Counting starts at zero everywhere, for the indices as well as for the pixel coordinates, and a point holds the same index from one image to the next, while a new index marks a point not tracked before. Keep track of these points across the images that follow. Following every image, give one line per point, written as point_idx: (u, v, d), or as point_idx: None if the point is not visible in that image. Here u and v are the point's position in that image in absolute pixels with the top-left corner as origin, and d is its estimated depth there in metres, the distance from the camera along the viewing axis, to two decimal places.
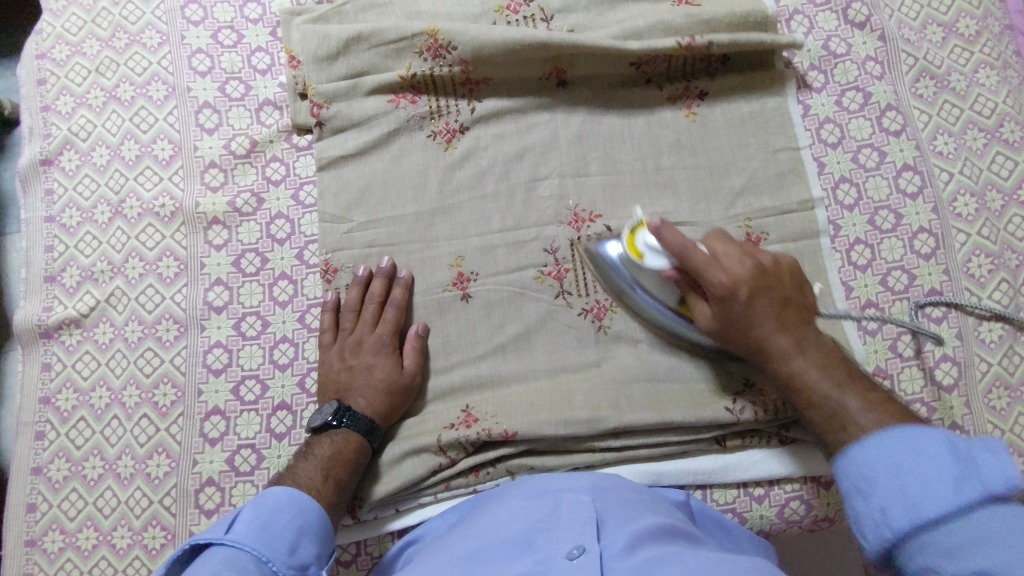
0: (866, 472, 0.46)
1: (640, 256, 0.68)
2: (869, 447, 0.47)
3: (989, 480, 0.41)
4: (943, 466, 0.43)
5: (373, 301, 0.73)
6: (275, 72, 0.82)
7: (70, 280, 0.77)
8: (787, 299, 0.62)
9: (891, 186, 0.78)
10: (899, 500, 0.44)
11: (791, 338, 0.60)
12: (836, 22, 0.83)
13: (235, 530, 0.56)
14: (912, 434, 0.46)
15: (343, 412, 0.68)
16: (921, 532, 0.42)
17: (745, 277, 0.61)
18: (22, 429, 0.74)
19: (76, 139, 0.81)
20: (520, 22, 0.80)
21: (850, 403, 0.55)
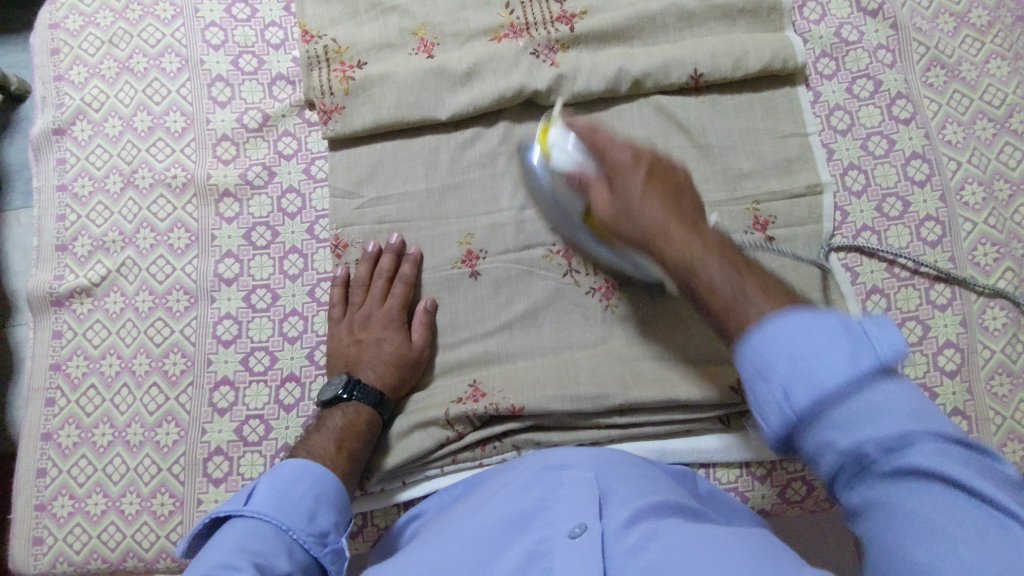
0: (772, 357, 0.40)
1: (549, 151, 0.68)
2: (770, 328, 0.41)
3: (882, 350, 0.38)
4: (837, 341, 0.38)
5: (383, 276, 0.74)
6: (288, 46, 0.83)
7: (82, 249, 0.78)
8: (679, 192, 0.59)
9: (899, 174, 0.78)
10: (801, 373, 0.39)
11: (686, 224, 0.55)
12: (849, 9, 0.83)
13: (253, 501, 0.57)
14: (814, 318, 0.40)
15: (353, 385, 0.68)
16: (824, 417, 0.38)
17: (633, 159, 0.60)
18: (32, 395, 0.75)
19: (89, 110, 0.81)
20: (535, 2, 0.81)
21: (745, 287, 0.48)
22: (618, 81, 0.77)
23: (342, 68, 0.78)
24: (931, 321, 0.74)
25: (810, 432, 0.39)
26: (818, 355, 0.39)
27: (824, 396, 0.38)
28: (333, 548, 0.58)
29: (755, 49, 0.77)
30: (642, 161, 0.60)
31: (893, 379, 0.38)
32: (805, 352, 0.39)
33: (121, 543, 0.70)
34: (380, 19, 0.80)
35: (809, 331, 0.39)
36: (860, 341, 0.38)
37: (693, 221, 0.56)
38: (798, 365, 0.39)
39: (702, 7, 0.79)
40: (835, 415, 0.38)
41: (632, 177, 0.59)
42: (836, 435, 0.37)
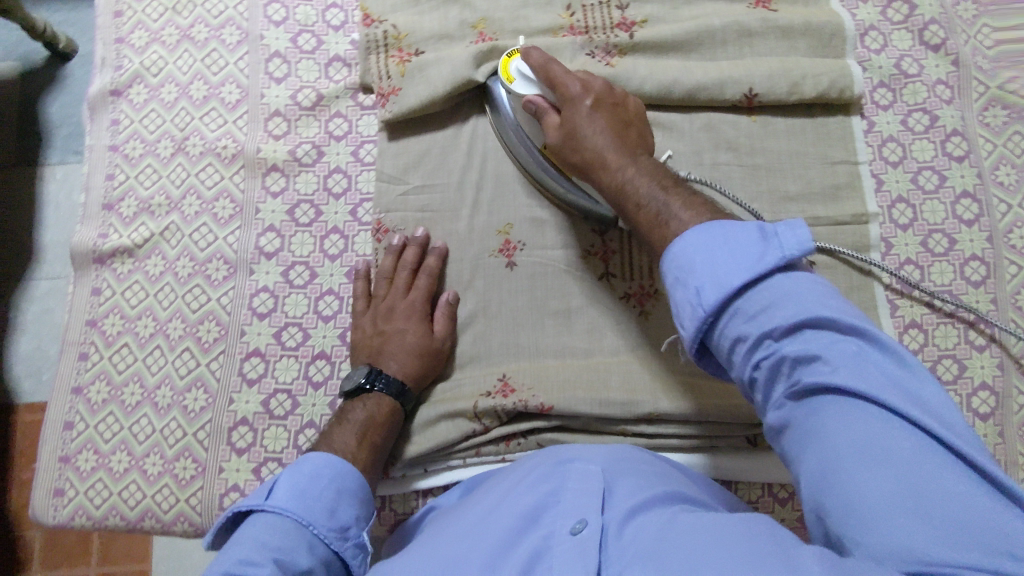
0: (687, 259, 0.49)
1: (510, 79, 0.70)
2: (686, 236, 0.50)
3: (787, 249, 0.47)
4: (751, 245, 0.48)
5: (406, 268, 0.74)
6: (347, 29, 0.83)
7: (127, 209, 0.79)
8: (626, 122, 0.66)
9: (948, 211, 0.78)
10: (709, 269, 0.48)
11: (615, 144, 0.63)
12: (910, 42, 0.83)
13: (274, 497, 0.56)
14: (728, 230, 0.49)
15: (376, 375, 0.68)
16: (730, 308, 0.47)
17: (579, 93, 0.65)
18: (67, 349, 0.76)
19: (146, 74, 0.82)
20: (596, 6, 0.81)
21: (671, 202, 0.57)
22: (672, 92, 0.77)
23: (400, 55, 0.78)
24: (968, 361, 0.73)
25: (724, 330, 0.47)
26: (730, 259, 0.47)
27: (737, 293, 0.47)
28: (355, 542, 0.58)
29: (813, 73, 0.77)
30: (593, 94, 0.65)
31: (790, 274, 0.47)
32: (723, 255, 0.48)
33: (140, 503, 0.71)
34: (440, 10, 0.81)
35: (729, 239, 0.48)
36: (769, 249, 0.47)
37: (631, 150, 0.63)
38: (717, 261, 0.48)
39: (765, 26, 0.79)
40: (740, 305, 0.47)
41: (585, 112, 0.65)
42: (741, 322, 0.46)
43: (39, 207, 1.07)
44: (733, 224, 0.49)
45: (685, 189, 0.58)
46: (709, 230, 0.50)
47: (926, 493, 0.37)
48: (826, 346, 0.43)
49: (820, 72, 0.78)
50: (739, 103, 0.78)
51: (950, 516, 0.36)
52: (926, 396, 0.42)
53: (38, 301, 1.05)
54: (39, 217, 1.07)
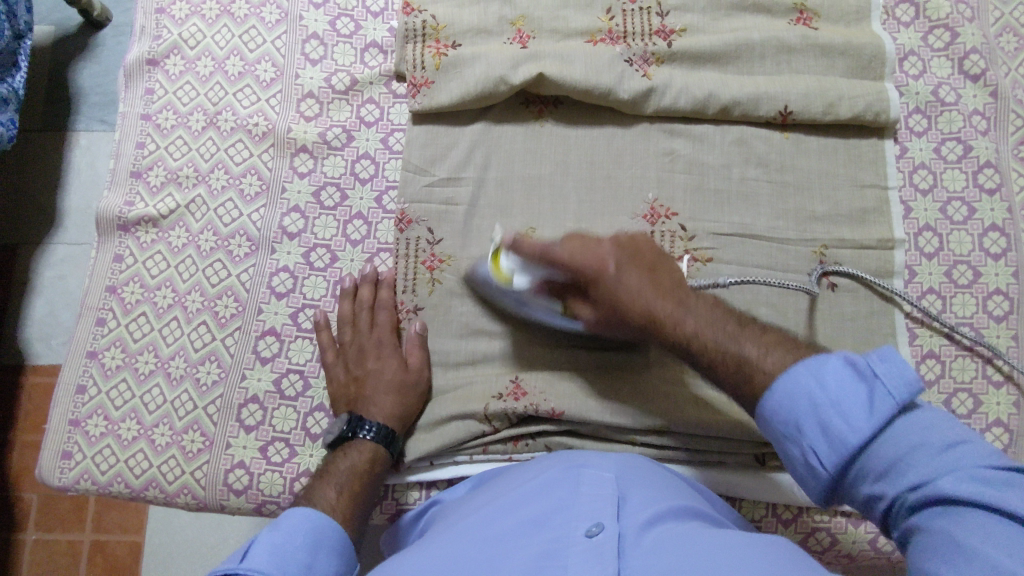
0: (793, 409, 0.46)
1: (508, 279, 0.66)
2: (782, 378, 0.47)
3: (893, 384, 0.43)
4: (851, 384, 0.44)
5: (363, 308, 0.73)
6: (386, 16, 0.83)
7: (155, 179, 0.79)
8: (652, 267, 0.59)
9: (975, 243, 0.77)
10: (817, 414, 0.45)
11: (666, 299, 0.56)
12: (949, 70, 0.82)
13: (250, 559, 0.50)
14: (825, 362, 0.46)
15: (356, 423, 0.67)
16: (854, 462, 0.44)
17: (596, 269, 0.60)
18: (85, 313, 0.76)
19: (184, 46, 0.82)
20: (636, 12, 0.80)
21: (756, 351, 0.50)
22: (706, 104, 0.77)
23: (436, 45, 0.78)
24: (983, 396, 0.73)
25: (848, 473, 0.44)
26: (833, 396, 0.45)
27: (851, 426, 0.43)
28: None
29: (850, 95, 0.77)
30: (610, 254, 0.60)
31: (911, 414, 0.43)
32: (823, 390, 0.45)
33: (146, 472, 0.71)
34: (481, 4, 0.81)
35: (829, 370, 0.46)
36: (879, 381, 0.44)
37: (677, 294, 0.57)
38: (818, 395, 0.45)
39: (805, 44, 0.79)
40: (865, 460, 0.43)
41: (610, 279, 0.59)
42: (861, 462, 0.43)
43: (64, 173, 1.08)
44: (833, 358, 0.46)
45: (754, 329, 0.52)
46: (797, 375, 0.46)
47: None
48: (958, 474, 0.40)
49: (857, 94, 0.77)
50: (772, 120, 0.78)
51: None
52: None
53: (54, 266, 1.06)
54: (63, 182, 1.07)
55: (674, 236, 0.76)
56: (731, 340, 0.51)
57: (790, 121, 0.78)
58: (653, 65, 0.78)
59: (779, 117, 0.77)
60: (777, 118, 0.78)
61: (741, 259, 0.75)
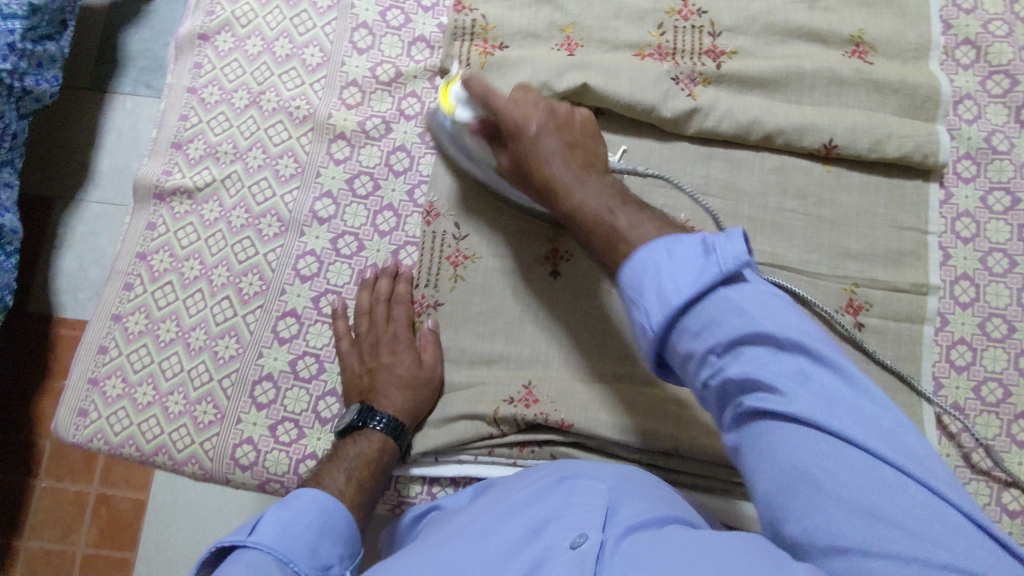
0: (636, 277, 0.49)
1: (452, 109, 0.70)
2: (636, 254, 0.49)
3: (723, 262, 0.46)
4: (693, 260, 0.46)
5: (380, 300, 0.73)
6: (437, 11, 0.84)
7: (194, 152, 0.80)
8: (574, 143, 0.63)
9: (1013, 297, 0.75)
10: (658, 288, 0.47)
11: (574, 173, 0.61)
12: (1005, 117, 0.80)
13: (258, 533, 0.53)
14: (672, 244, 0.48)
15: (367, 414, 0.67)
16: (677, 324, 0.46)
17: (519, 123, 0.64)
18: (114, 276, 0.78)
19: (235, 24, 0.84)
20: (688, 29, 0.80)
21: (631, 219, 0.56)
22: (749, 130, 0.76)
23: (483, 45, 0.78)
24: (1005, 454, 0.71)
25: (676, 346, 0.47)
26: (675, 278, 0.46)
27: (686, 309, 0.46)
28: None
29: (898, 134, 0.75)
30: (538, 116, 0.64)
31: (737, 285, 0.46)
32: (668, 273, 0.47)
33: (157, 437, 0.73)
34: (532, 8, 0.80)
35: (674, 254, 0.47)
36: (713, 262, 0.46)
37: (585, 169, 0.62)
38: (663, 279, 0.47)
39: (857, 78, 0.77)
40: (687, 323, 0.46)
41: (528, 130, 0.64)
42: (689, 340, 0.46)
43: (108, 135, 1.10)
44: (677, 240, 0.48)
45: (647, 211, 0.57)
46: (656, 246, 0.48)
47: (882, 517, 0.38)
48: (770, 364, 0.43)
49: (907, 134, 0.75)
50: (816, 152, 0.76)
51: (908, 546, 0.37)
52: (875, 413, 0.42)
53: (89, 224, 1.08)
54: (103, 143, 1.10)
55: None
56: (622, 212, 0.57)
57: (835, 155, 0.76)
58: (700, 85, 0.77)
59: (824, 149, 0.76)
60: (821, 151, 0.76)
61: None
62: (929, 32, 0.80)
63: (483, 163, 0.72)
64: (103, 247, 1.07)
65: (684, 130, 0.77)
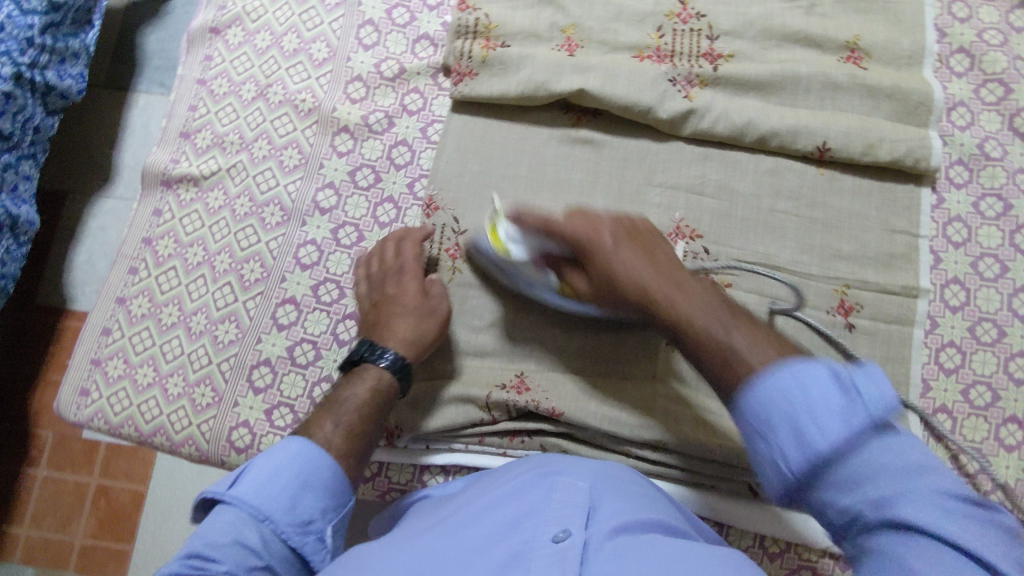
0: (766, 411, 0.43)
1: (505, 250, 0.67)
2: (760, 387, 0.44)
3: (871, 403, 0.40)
4: (834, 395, 0.41)
5: (393, 244, 0.74)
6: (441, 10, 0.86)
7: (202, 141, 0.82)
8: (651, 249, 0.61)
9: (1003, 302, 0.75)
10: (793, 424, 0.41)
11: (664, 284, 0.57)
12: (999, 124, 0.81)
13: (236, 488, 0.52)
14: (808, 372, 0.42)
15: (367, 347, 0.66)
16: (819, 467, 0.40)
17: (602, 240, 0.61)
18: (121, 261, 0.80)
19: (246, 19, 0.86)
20: (687, 32, 0.81)
21: (738, 341, 0.49)
22: (744, 132, 0.77)
23: (486, 42, 0.80)
24: (993, 458, 0.71)
25: (817, 489, 0.41)
26: (814, 411, 0.41)
27: (831, 446, 0.40)
28: (316, 537, 0.52)
29: (890, 139, 0.76)
30: (613, 224, 0.62)
31: (885, 434, 0.40)
32: (804, 403, 0.41)
33: (155, 418, 0.74)
34: (535, 8, 0.82)
35: (810, 383, 0.42)
36: (861, 397, 0.40)
37: (672, 276, 0.58)
38: (802, 408, 0.41)
39: (852, 83, 0.79)
40: (835, 465, 0.40)
41: (609, 243, 0.61)
42: (834, 483, 0.40)
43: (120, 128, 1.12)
44: (815, 368, 0.42)
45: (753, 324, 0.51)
46: (781, 383, 0.43)
47: None
48: (922, 507, 0.38)
49: (899, 139, 0.76)
50: (809, 156, 0.78)
51: None
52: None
53: (100, 215, 1.10)
54: (115, 137, 1.12)
55: (696, 258, 0.76)
56: (731, 328, 0.51)
57: (826, 159, 0.78)
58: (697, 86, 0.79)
59: (817, 152, 0.77)
60: (815, 154, 0.77)
61: (760, 289, 0.75)
62: (924, 39, 0.82)
63: (535, 283, 0.70)
64: (111, 236, 1.09)
65: (678, 131, 0.78)
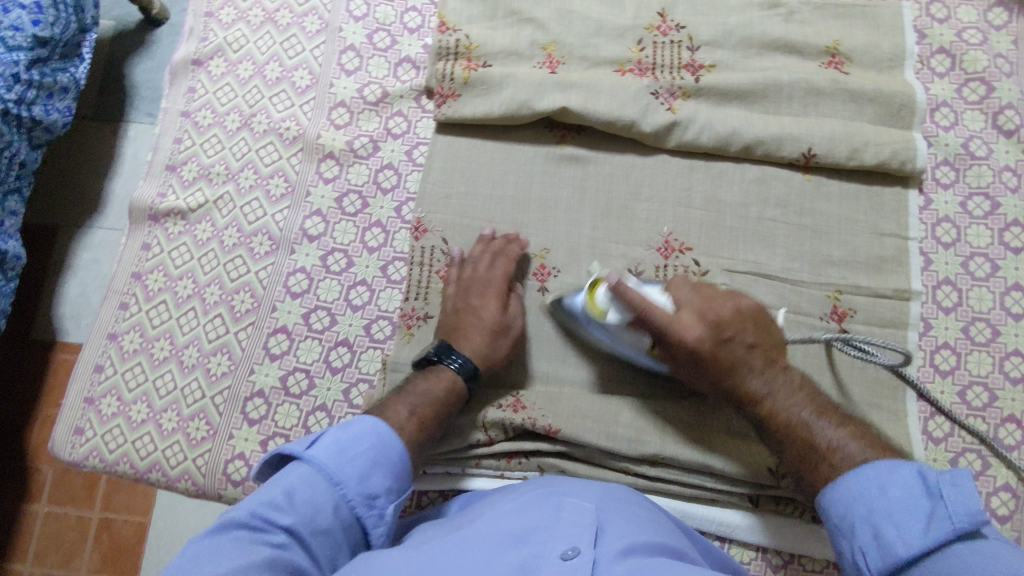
0: (850, 508, 0.54)
1: (602, 313, 0.67)
2: (847, 479, 0.55)
3: (953, 508, 0.50)
4: (917, 497, 0.52)
5: (485, 254, 0.73)
6: (422, 33, 0.86)
7: (188, 174, 0.82)
8: (754, 344, 0.63)
9: (995, 301, 0.75)
10: (874, 515, 0.52)
11: (763, 383, 0.62)
12: (983, 123, 0.81)
13: (315, 448, 0.55)
14: (895, 471, 0.54)
15: (445, 351, 0.68)
16: (898, 551, 0.50)
17: (700, 343, 0.62)
18: (111, 297, 0.80)
19: (228, 49, 0.86)
20: (667, 44, 0.81)
21: (832, 434, 0.59)
22: (729, 142, 0.77)
23: (467, 63, 0.80)
24: (995, 459, 0.70)
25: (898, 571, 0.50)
26: (892, 504, 0.52)
27: (905, 536, 0.50)
28: (378, 513, 0.55)
29: (874, 142, 0.76)
30: (709, 325, 0.63)
31: (970, 538, 0.49)
32: (885, 497, 0.53)
33: (150, 454, 0.74)
34: (515, 27, 0.83)
35: (892, 482, 0.53)
36: (943, 499, 0.50)
37: (770, 370, 0.63)
38: (881, 499, 0.53)
39: (834, 88, 0.79)
40: (911, 550, 0.50)
41: (704, 344, 0.63)
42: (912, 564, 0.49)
43: (108, 161, 1.12)
44: (905, 468, 0.54)
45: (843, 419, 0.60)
46: (870, 476, 0.54)
47: None
48: None
49: (884, 143, 0.77)
50: (795, 163, 0.78)
51: None
52: None
53: (91, 249, 1.10)
54: (105, 170, 1.12)
55: (687, 271, 0.76)
56: (825, 427, 0.59)
57: (812, 165, 0.78)
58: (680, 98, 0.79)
59: (803, 158, 0.77)
60: (801, 160, 0.77)
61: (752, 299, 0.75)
62: (903, 41, 0.82)
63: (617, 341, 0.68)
64: (103, 268, 1.09)
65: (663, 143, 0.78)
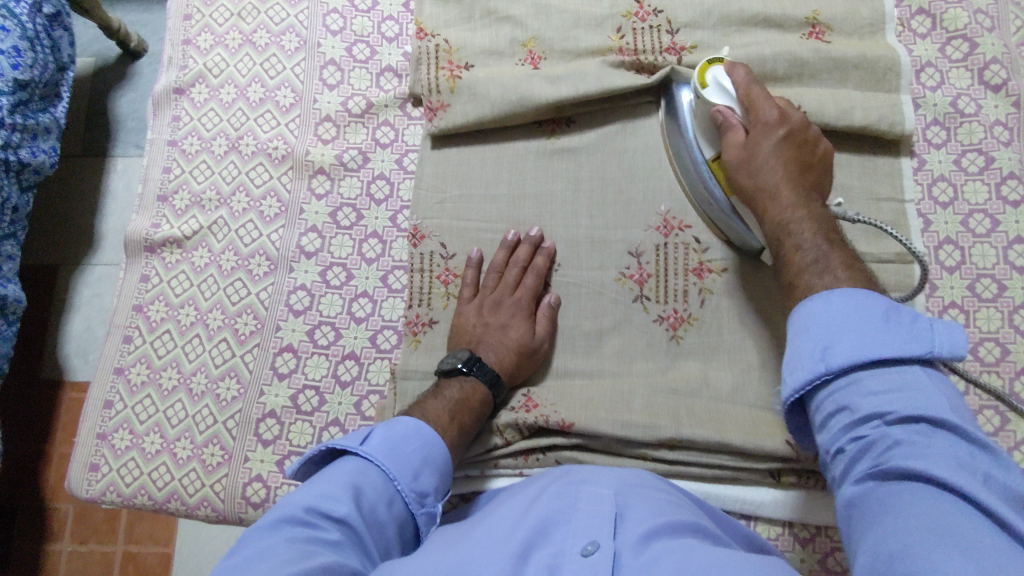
0: (824, 317, 0.49)
1: (705, 82, 0.68)
2: (811, 300, 0.51)
3: (937, 343, 0.46)
4: (894, 324, 0.47)
5: (517, 266, 0.74)
6: (401, 41, 0.86)
7: (180, 202, 0.82)
8: (807, 165, 0.62)
9: (998, 254, 0.75)
10: (825, 343, 0.48)
11: (796, 193, 0.60)
12: (969, 81, 0.80)
13: (369, 444, 0.58)
14: (869, 297, 0.49)
15: (473, 361, 0.68)
16: (852, 379, 0.46)
17: (776, 121, 0.62)
18: (114, 331, 0.80)
19: (209, 75, 0.86)
20: (646, 30, 0.81)
21: (821, 253, 0.56)
22: None
23: (450, 67, 0.80)
24: (1012, 414, 0.70)
25: (834, 394, 0.47)
26: (859, 329, 0.47)
27: (862, 361, 0.46)
28: (428, 510, 0.58)
29: (861, 107, 0.76)
30: (787, 125, 0.62)
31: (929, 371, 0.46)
32: (852, 323, 0.47)
33: (167, 484, 0.74)
34: (493, 27, 0.83)
35: (862, 313, 0.48)
36: (916, 332, 0.46)
37: (808, 190, 0.60)
38: (844, 324, 0.48)
39: (818, 57, 0.78)
40: (864, 380, 0.46)
41: (772, 132, 0.62)
42: (858, 395, 0.46)
43: (99, 198, 1.12)
44: (883, 299, 0.48)
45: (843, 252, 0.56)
46: (850, 295, 0.49)
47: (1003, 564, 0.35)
48: (920, 437, 0.42)
49: (872, 108, 0.76)
50: None
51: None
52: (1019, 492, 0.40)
53: (91, 286, 1.10)
54: (97, 206, 1.12)
55: (688, 248, 0.75)
56: (824, 264, 0.55)
57: None
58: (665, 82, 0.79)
59: None
60: None
61: None
62: (882, 6, 0.82)
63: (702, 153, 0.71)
64: (105, 304, 1.09)
65: None
